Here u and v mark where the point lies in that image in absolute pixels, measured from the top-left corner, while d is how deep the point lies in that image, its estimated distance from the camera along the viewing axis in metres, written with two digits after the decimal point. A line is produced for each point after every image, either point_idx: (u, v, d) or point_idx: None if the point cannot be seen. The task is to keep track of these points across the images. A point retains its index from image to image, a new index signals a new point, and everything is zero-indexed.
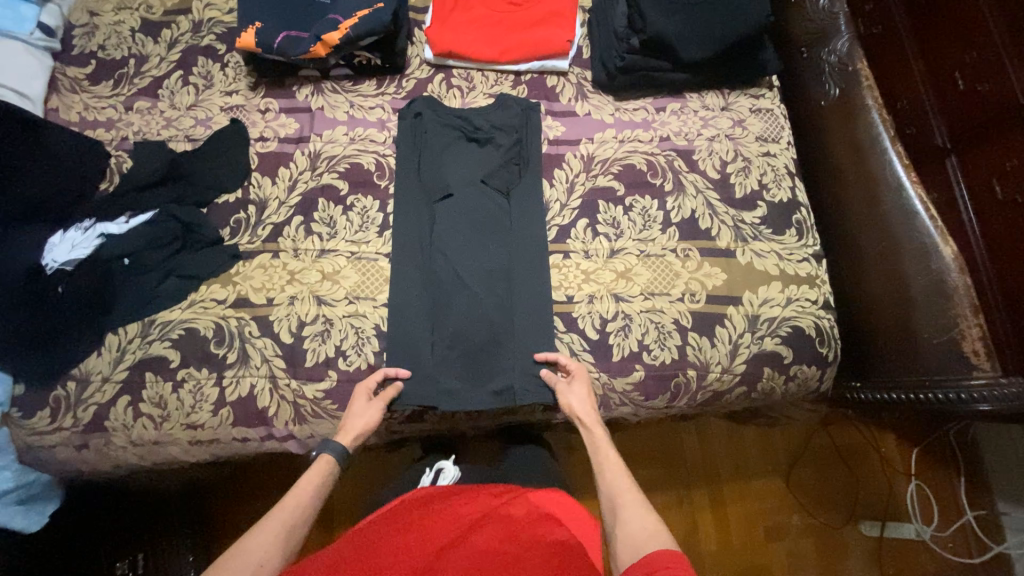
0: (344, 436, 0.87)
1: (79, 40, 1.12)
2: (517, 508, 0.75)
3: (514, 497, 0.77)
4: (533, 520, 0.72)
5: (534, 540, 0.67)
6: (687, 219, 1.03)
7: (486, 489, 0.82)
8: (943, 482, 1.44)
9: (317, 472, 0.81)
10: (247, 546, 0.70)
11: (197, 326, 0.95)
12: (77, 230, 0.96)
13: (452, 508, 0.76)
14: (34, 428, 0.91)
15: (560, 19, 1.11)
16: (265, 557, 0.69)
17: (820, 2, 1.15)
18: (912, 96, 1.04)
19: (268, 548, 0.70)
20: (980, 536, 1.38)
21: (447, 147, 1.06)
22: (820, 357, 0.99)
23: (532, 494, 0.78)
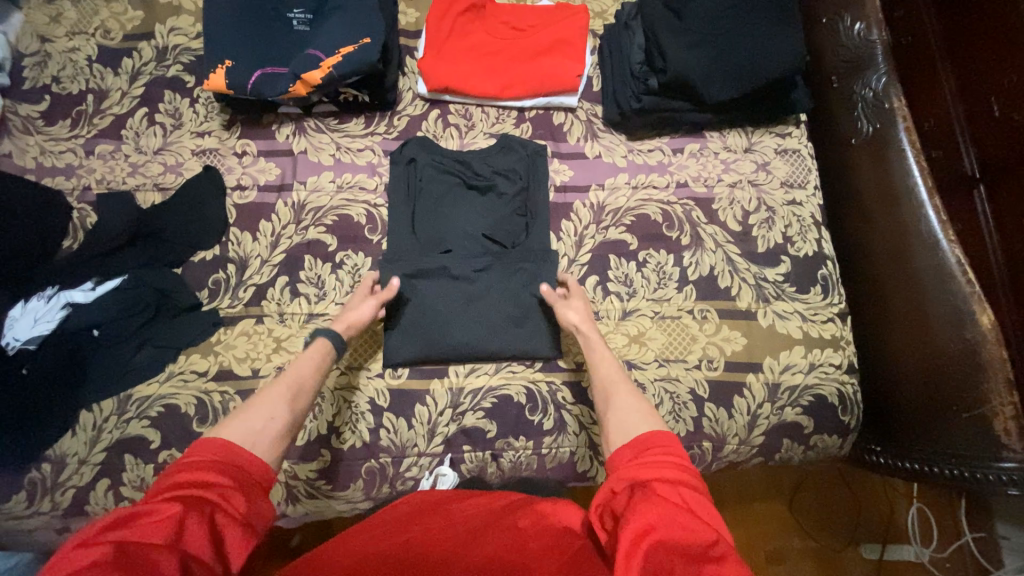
0: (339, 324, 0.82)
1: (30, 71, 0.99)
2: (524, 517, 0.68)
3: (521, 510, 0.70)
4: (543, 532, 0.66)
5: (540, 555, 0.61)
6: (705, 277, 0.95)
7: (491, 498, 0.76)
8: (942, 501, 1.41)
9: (314, 353, 0.76)
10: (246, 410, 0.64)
11: (177, 403, 0.88)
12: (39, 299, 0.87)
13: (453, 520, 0.70)
14: (10, 513, 0.85)
15: (568, 48, 0.99)
16: (275, 412, 0.64)
17: (856, 27, 1.03)
18: (940, 118, 1.01)
19: (276, 408, 0.65)
20: (977, 557, 1.34)
21: (444, 195, 0.96)
22: (841, 425, 0.94)
23: (540, 505, 0.71)
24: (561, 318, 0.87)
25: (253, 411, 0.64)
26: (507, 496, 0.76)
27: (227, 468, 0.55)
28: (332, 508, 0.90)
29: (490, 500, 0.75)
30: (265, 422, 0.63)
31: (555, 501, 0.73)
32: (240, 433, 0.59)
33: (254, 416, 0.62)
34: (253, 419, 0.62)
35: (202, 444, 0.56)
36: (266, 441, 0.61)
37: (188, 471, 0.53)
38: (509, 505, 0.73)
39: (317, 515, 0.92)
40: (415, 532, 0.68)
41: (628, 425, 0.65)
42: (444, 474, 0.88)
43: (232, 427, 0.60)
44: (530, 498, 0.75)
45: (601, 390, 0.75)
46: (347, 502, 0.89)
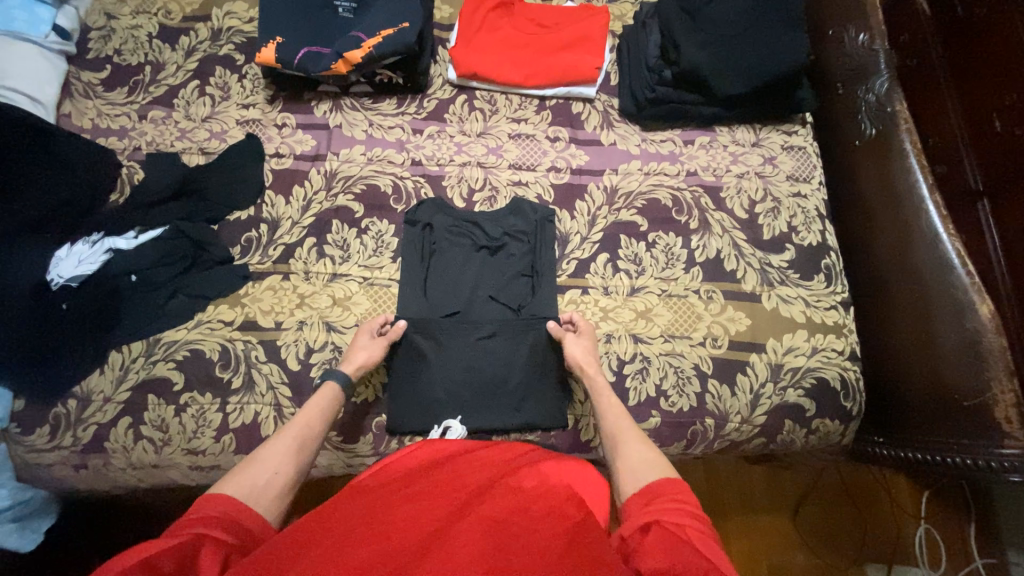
0: (347, 365, 0.87)
1: (95, 44, 1.09)
2: (528, 482, 0.68)
3: (526, 469, 0.70)
4: (547, 495, 0.66)
5: (544, 517, 0.61)
6: (711, 260, 0.99)
7: (495, 450, 0.76)
8: (948, 523, 1.32)
9: (320, 398, 0.82)
10: (258, 463, 0.69)
11: (202, 348, 0.92)
12: (84, 243, 0.93)
13: (458, 472, 0.70)
14: (32, 446, 0.88)
15: (588, 45, 1.07)
16: (279, 468, 0.70)
17: (859, 38, 1.09)
18: (944, 135, 1.05)
19: (282, 462, 0.71)
20: None
21: (463, 253, 0.99)
22: (843, 410, 0.95)
23: (545, 469, 0.71)
24: (567, 356, 0.90)
25: (263, 463, 0.69)
26: (511, 452, 0.76)
27: (236, 525, 0.60)
28: (340, 461, 0.93)
29: (495, 453, 0.75)
30: (270, 477, 0.68)
31: (559, 465, 0.73)
32: (246, 490, 0.65)
33: (259, 472, 0.68)
34: (259, 474, 0.68)
35: (213, 495, 0.63)
36: (270, 495, 0.67)
37: (197, 521, 0.59)
38: (513, 461, 0.73)
39: (325, 469, 0.94)
40: (423, 482, 0.67)
41: (637, 473, 0.72)
42: (451, 425, 0.89)
43: (237, 482, 0.66)
44: (532, 456, 0.75)
45: (608, 437, 0.81)
46: (354, 456, 0.92)
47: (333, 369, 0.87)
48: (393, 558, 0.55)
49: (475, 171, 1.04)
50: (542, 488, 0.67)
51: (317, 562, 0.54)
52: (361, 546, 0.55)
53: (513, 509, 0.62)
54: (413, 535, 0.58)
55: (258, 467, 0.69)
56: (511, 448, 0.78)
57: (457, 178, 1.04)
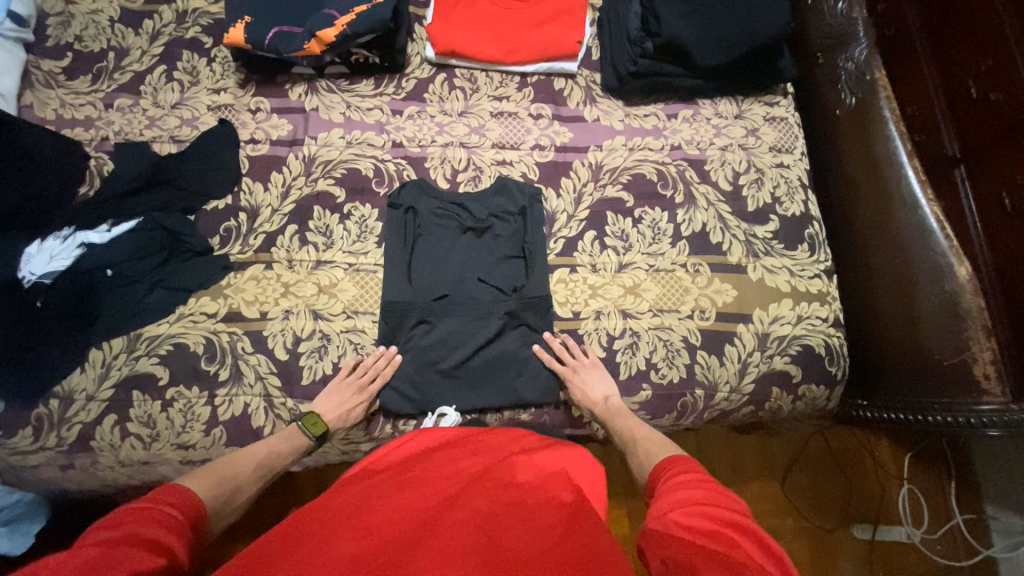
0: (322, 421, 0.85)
1: (54, 30, 1.04)
2: (523, 472, 0.68)
3: (518, 460, 0.71)
4: (543, 486, 0.67)
5: (538, 509, 0.62)
6: (698, 233, 1.00)
7: (489, 439, 0.77)
8: (931, 482, 1.36)
9: (283, 437, 0.83)
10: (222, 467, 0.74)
11: (186, 342, 0.90)
12: (55, 239, 0.90)
13: (453, 461, 0.71)
14: (15, 448, 0.86)
15: (568, 18, 1.05)
16: (243, 484, 0.74)
17: (838, 6, 1.08)
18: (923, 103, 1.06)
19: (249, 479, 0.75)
20: (968, 539, 1.30)
21: (449, 236, 0.97)
22: (828, 375, 0.97)
23: (539, 459, 0.72)
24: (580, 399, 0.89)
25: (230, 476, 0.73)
26: (505, 441, 0.77)
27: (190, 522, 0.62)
28: (334, 448, 0.92)
29: (489, 441, 0.76)
30: (234, 492, 0.72)
31: (552, 453, 0.74)
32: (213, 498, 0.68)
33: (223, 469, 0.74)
34: (226, 487, 0.71)
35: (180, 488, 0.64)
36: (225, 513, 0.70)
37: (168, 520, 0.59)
38: (507, 451, 0.74)
39: (320, 458, 0.94)
40: (419, 471, 0.68)
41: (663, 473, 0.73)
42: (447, 412, 0.89)
43: (205, 489, 0.68)
44: (525, 446, 0.76)
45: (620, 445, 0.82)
46: (348, 442, 0.91)
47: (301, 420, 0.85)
48: (384, 548, 0.55)
49: (458, 151, 1.02)
50: (537, 478, 0.68)
51: (305, 557, 0.53)
52: (350, 540, 0.55)
53: (508, 499, 0.63)
54: (403, 526, 0.58)
55: (226, 479, 0.72)
56: (505, 437, 0.79)
57: (440, 159, 1.02)
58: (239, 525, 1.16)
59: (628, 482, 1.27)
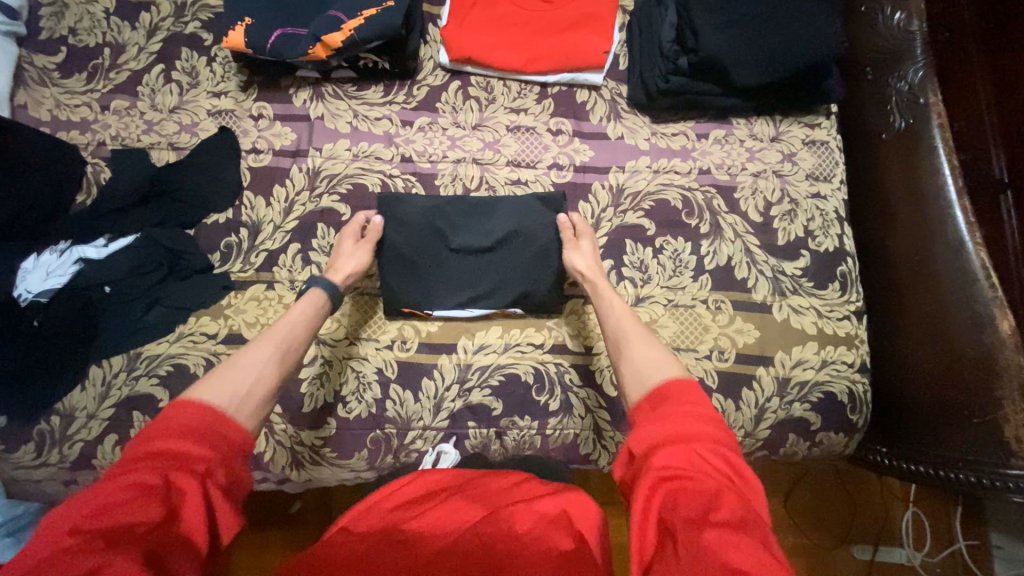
0: (334, 273, 0.85)
1: (47, 22, 0.98)
2: (521, 519, 0.61)
3: (517, 505, 0.63)
4: (545, 536, 0.59)
5: (536, 561, 0.55)
6: (722, 267, 0.94)
7: (490, 483, 0.69)
8: (937, 507, 1.31)
9: (307, 306, 0.79)
10: (243, 359, 0.68)
11: (186, 362, 0.88)
12: (52, 253, 0.87)
13: (448, 510, 0.63)
14: (19, 462, 0.85)
15: (595, 24, 0.97)
16: (258, 371, 0.67)
17: (895, 16, 0.97)
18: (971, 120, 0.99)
19: (265, 364, 0.69)
20: (970, 567, 1.25)
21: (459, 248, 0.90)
22: (848, 423, 0.93)
23: (540, 503, 0.63)
24: (568, 263, 0.87)
25: (240, 371, 0.66)
26: (506, 485, 0.68)
27: (217, 436, 0.57)
28: (335, 475, 0.91)
29: (490, 485, 0.68)
30: (250, 383, 0.65)
31: (556, 494, 0.65)
32: (223, 397, 0.62)
33: (239, 378, 0.65)
34: (237, 382, 0.64)
35: (180, 408, 0.58)
36: (250, 404, 0.64)
37: (170, 431, 0.55)
38: (506, 493, 0.66)
39: (320, 482, 0.92)
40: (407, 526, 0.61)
41: (641, 374, 0.69)
42: (445, 450, 0.87)
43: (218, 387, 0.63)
44: (529, 488, 0.67)
45: (611, 338, 0.77)
46: (349, 470, 0.90)
47: (319, 276, 0.84)
48: None
49: (470, 168, 0.96)
50: (538, 527, 0.60)
51: None
52: None
53: (500, 554, 0.55)
54: None
55: (235, 373, 0.66)
56: (505, 478, 0.70)
57: (451, 176, 0.96)
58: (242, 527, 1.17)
59: None
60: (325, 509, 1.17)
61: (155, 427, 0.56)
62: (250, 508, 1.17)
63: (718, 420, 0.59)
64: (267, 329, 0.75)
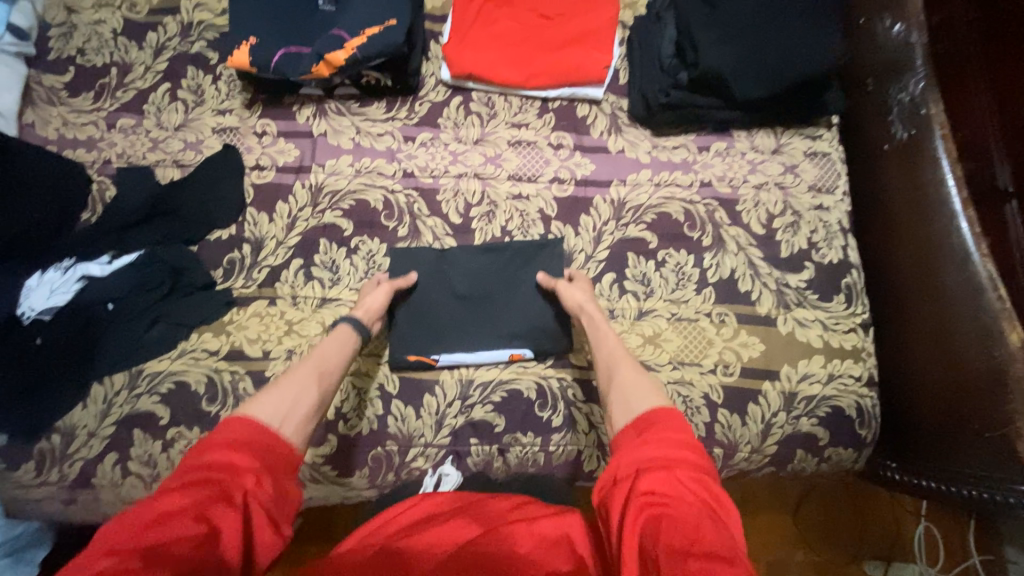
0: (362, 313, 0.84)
1: (56, 43, 1.00)
2: (521, 540, 0.58)
3: (517, 525, 0.60)
4: (544, 561, 0.56)
5: None
6: (725, 280, 0.93)
7: (490, 503, 0.66)
8: (950, 522, 1.29)
9: (337, 340, 0.78)
10: (286, 381, 0.67)
11: (188, 379, 0.87)
12: (56, 271, 0.87)
13: (446, 531, 0.60)
14: (19, 481, 0.85)
15: (594, 40, 0.98)
16: (302, 394, 0.66)
17: (894, 28, 0.97)
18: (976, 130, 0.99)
19: (307, 388, 0.67)
20: None
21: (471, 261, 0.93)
22: (858, 439, 0.91)
23: (540, 523, 0.61)
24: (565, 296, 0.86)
25: (284, 391, 0.65)
26: (507, 505, 0.66)
27: (262, 448, 0.57)
28: (336, 493, 0.89)
29: (490, 505, 0.65)
30: (293, 404, 0.64)
31: (556, 513, 0.63)
32: (269, 413, 0.61)
33: (282, 397, 0.64)
34: (283, 400, 0.63)
35: (232, 423, 0.58)
36: (297, 421, 0.63)
37: (215, 445, 0.55)
38: (505, 514, 0.63)
39: (321, 500, 0.91)
40: (399, 548, 0.59)
41: (629, 403, 0.65)
42: (447, 473, 0.85)
43: (267, 404, 0.62)
44: (530, 508, 0.64)
45: (602, 369, 0.75)
46: (350, 488, 0.88)
47: (350, 314, 0.84)
48: None
49: (472, 183, 0.96)
50: (539, 551, 0.57)
51: None
52: None
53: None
54: None
55: (280, 392, 0.65)
56: (506, 499, 0.67)
57: (452, 191, 0.96)
58: None
59: None
60: (327, 526, 1.15)
61: (195, 452, 0.55)
62: None
63: (699, 447, 0.56)
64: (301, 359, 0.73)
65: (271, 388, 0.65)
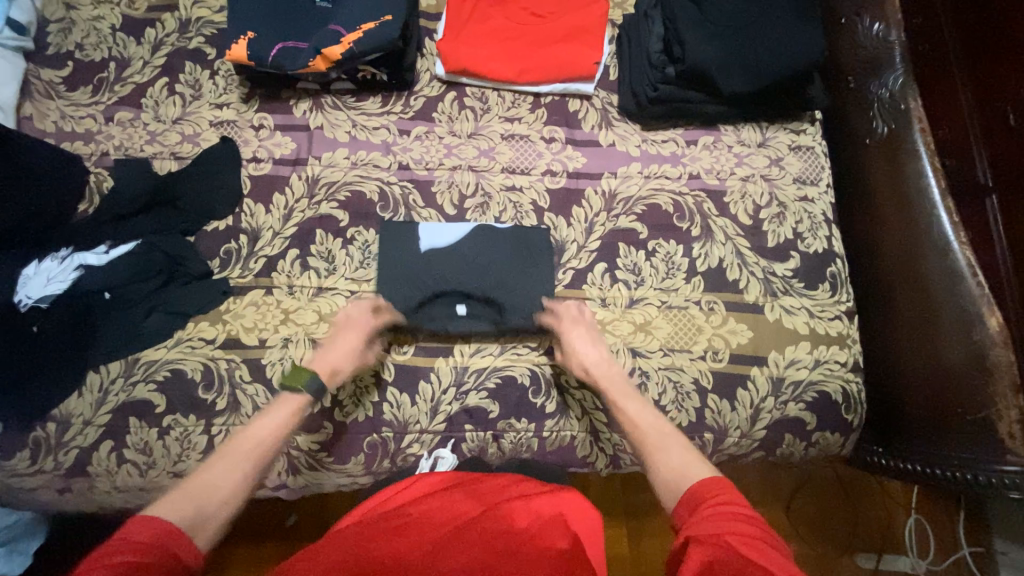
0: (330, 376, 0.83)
1: (54, 38, 1.01)
2: (520, 517, 0.59)
3: (515, 502, 0.61)
4: (543, 535, 0.57)
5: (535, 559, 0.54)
6: (714, 269, 0.96)
7: (486, 482, 0.67)
8: (939, 514, 1.30)
9: (282, 407, 0.76)
10: (211, 476, 0.64)
11: (184, 368, 0.88)
12: (53, 260, 0.88)
13: (446, 506, 0.61)
14: (13, 470, 0.85)
15: (585, 37, 1.01)
16: (228, 489, 0.64)
17: (873, 27, 1.00)
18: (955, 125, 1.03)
19: (234, 478, 0.65)
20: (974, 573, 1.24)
21: (456, 266, 0.92)
22: (844, 423, 0.94)
23: (537, 500, 0.62)
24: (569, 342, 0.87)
25: (214, 487, 0.63)
26: (504, 482, 0.67)
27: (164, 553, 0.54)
28: (331, 481, 0.90)
29: (487, 482, 0.67)
30: (217, 506, 0.61)
31: (551, 492, 0.64)
32: (187, 516, 0.58)
33: (207, 497, 0.61)
34: (209, 498, 0.61)
35: (139, 523, 0.55)
36: (211, 524, 0.60)
37: (123, 548, 0.52)
38: (501, 493, 0.64)
39: (316, 488, 0.91)
40: (406, 514, 0.61)
41: (675, 483, 0.67)
42: (443, 455, 0.87)
43: (183, 506, 0.59)
44: (525, 487, 0.66)
45: (638, 439, 0.76)
46: (346, 475, 0.89)
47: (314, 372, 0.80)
48: None
49: (466, 175, 0.98)
50: (536, 526, 0.58)
51: None
52: None
53: (498, 551, 0.54)
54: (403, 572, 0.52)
55: (204, 491, 0.62)
56: (501, 479, 0.68)
57: (447, 183, 0.98)
58: (235, 538, 1.15)
59: (634, 504, 1.21)
60: (321, 519, 1.15)
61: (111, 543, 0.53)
62: (245, 519, 1.15)
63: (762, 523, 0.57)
64: (238, 432, 0.72)
65: (195, 484, 0.63)
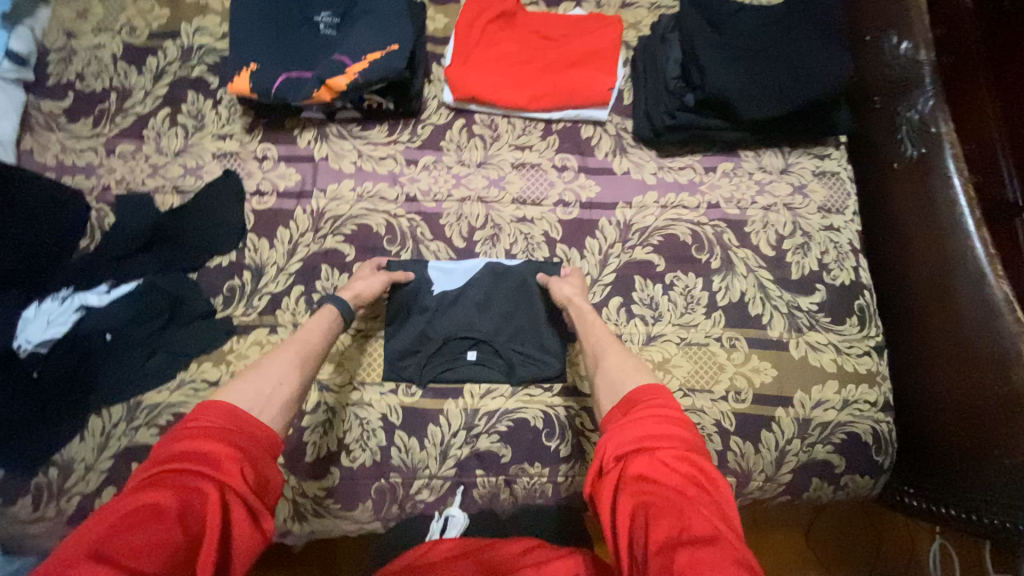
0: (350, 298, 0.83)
1: (55, 68, 0.99)
2: None
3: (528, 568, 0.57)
4: None
5: None
6: (735, 303, 0.91)
7: (498, 548, 0.63)
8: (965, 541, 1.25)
9: (322, 319, 0.77)
10: (263, 366, 0.66)
11: (186, 411, 0.85)
12: (53, 300, 0.85)
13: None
14: (14, 517, 0.82)
15: (598, 61, 0.97)
16: (285, 377, 0.65)
17: (901, 45, 0.95)
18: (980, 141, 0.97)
19: (286, 371, 0.66)
20: None
21: (463, 318, 0.90)
22: (874, 465, 0.89)
23: (549, 569, 0.58)
24: (553, 291, 0.86)
25: (264, 373, 0.65)
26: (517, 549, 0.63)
27: (239, 432, 0.55)
28: (339, 526, 0.87)
29: (499, 549, 0.63)
30: (274, 387, 0.63)
31: (565, 556, 0.59)
32: (247, 398, 0.59)
33: (263, 381, 0.63)
34: (263, 383, 0.63)
35: (209, 408, 0.56)
36: (275, 406, 0.61)
37: (194, 431, 0.53)
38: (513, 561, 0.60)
39: (322, 534, 0.88)
40: None
41: (615, 386, 0.65)
42: (453, 514, 0.84)
43: (242, 389, 0.61)
44: (540, 553, 0.62)
45: (588, 354, 0.74)
46: (354, 521, 0.86)
47: (335, 294, 0.83)
48: None
49: (475, 207, 0.95)
50: None
51: None
52: None
53: None
54: None
55: (268, 383, 0.63)
56: (516, 544, 0.65)
57: (456, 215, 0.94)
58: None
59: None
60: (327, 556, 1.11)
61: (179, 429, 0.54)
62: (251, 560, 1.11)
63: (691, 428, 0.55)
64: (284, 341, 0.73)
65: (250, 374, 0.64)
